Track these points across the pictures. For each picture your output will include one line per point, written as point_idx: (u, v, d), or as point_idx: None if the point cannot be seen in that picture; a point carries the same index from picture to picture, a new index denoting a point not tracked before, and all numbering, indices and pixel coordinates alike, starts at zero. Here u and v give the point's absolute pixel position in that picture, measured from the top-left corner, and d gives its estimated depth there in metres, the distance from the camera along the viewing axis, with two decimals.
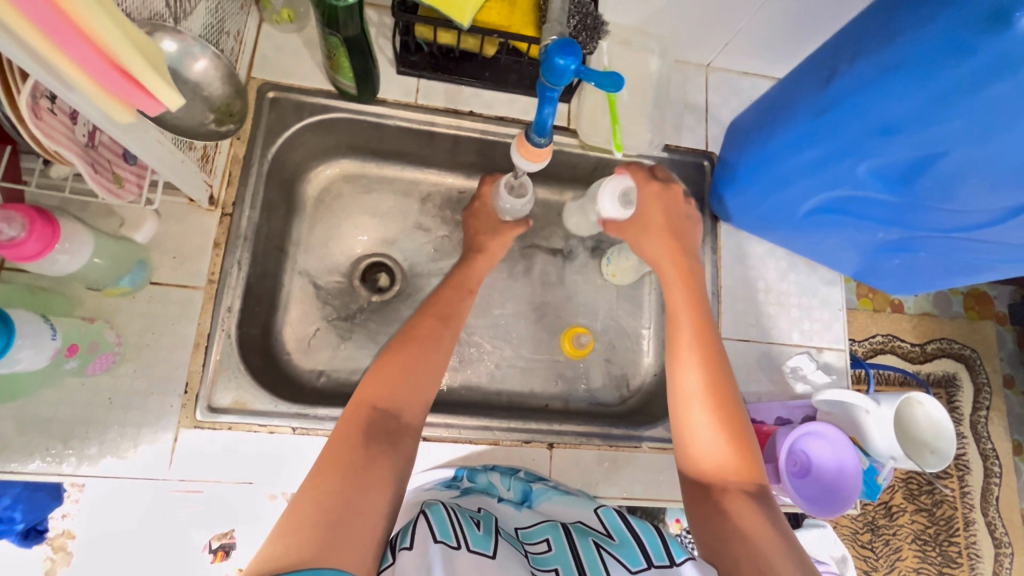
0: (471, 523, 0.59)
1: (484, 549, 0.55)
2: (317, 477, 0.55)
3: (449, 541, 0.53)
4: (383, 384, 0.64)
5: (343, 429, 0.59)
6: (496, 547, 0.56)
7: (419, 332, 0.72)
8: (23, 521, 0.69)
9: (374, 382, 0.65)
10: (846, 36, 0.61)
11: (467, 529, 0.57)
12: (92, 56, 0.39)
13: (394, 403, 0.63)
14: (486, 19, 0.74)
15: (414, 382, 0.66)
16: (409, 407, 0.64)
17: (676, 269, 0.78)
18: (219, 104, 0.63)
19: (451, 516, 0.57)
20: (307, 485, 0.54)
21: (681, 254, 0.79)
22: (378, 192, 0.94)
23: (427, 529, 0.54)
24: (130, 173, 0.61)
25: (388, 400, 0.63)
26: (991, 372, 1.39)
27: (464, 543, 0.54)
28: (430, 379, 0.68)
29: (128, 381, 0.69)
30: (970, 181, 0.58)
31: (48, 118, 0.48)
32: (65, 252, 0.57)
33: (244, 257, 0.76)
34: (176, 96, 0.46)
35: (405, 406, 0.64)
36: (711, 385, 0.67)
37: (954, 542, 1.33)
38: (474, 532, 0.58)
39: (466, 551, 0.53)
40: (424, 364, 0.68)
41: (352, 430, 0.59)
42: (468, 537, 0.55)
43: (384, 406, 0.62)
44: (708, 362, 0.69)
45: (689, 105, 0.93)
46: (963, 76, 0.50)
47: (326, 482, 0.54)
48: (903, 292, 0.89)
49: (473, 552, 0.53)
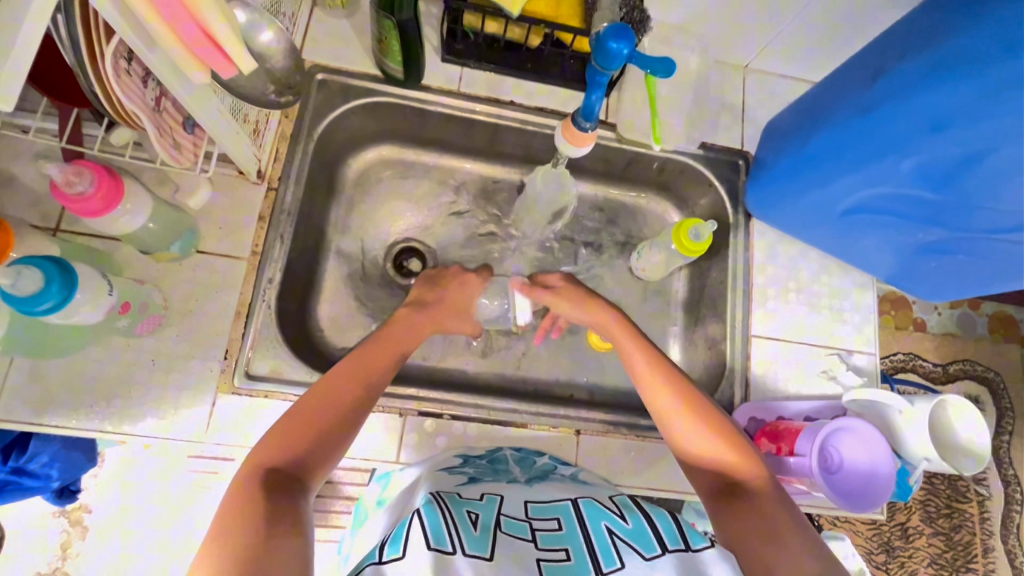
0: (468, 522, 0.54)
1: (480, 552, 0.50)
2: (222, 535, 0.48)
3: (442, 547, 0.49)
4: (283, 439, 0.59)
5: (239, 490, 0.53)
6: (494, 547, 0.51)
7: (340, 371, 0.67)
8: (56, 478, 0.77)
9: (272, 439, 0.59)
10: (897, 37, 0.63)
11: (462, 529, 0.52)
12: (179, 11, 0.42)
13: (297, 454, 0.58)
14: (535, 9, 0.76)
15: (326, 424, 0.62)
16: (318, 457, 0.59)
17: (636, 342, 0.75)
18: (279, 76, 0.64)
19: (446, 516, 0.53)
20: (204, 550, 0.48)
21: (627, 324, 0.78)
22: (414, 178, 0.96)
23: (420, 535, 0.49)
24: (189, 141, 0.64)
25: (290, 453, 0.58)
26: (1015, 397, 1.36)
27: (459, 548, 0.49)
28: (357, 412, 0.64)
29: (171, 345, 0.71)
30: (1016, 182, 0.58)
31: (126, 80, 0.51)
32: (125, 212, 0.60)
33: (286, 232, 0.78)
34: (249, 59, 0.49)
35: (318, 449, 0.60)
36: (690, 406, 0.67)
37: (972, 568, 1.30)
38: (470, 532, 0.53)
39: (461, 557, 0.48)
40: (342, 396, 0.64)
41: (250, 489, 0.53)
42: (463, 540, 0.51)
43: (288, 461, 0.57)
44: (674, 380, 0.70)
45: (726, 105, 0.93)
46: (1013, 73, 0.51)
47: (229, 541, 0.48)
48: (936, 297, 0.90)
49: (469, 556, 0.49)
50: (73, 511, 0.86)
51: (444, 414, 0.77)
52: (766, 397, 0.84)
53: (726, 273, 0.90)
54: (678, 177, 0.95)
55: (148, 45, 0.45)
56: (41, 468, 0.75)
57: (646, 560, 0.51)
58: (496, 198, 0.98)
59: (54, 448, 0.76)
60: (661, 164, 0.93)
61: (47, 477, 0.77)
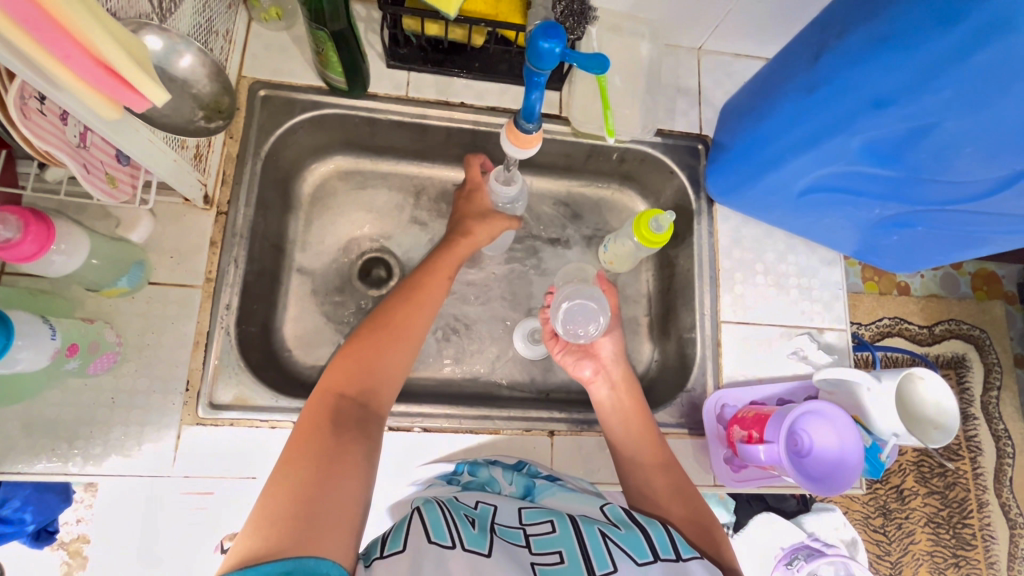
0: (466, 521, 0.59)
1: (480, 548, 0.55)
2: (289, 463, 0.55)
3: (442, 541, 0.54)
4: (351, 372, 0.65)
5: (310, 417, 0.60)
6: (492, 544, 0.56)
7: (381, 317, 0.71)
8: (31, 521, 0.71)
9: (336, 373, 0.65)
10: (836, 11, 0.60)
11: (462, 528, 0.57)
12: (73, 52, 0.40)
13: (362, 390, 0.64)
14: (472, 8, 0.73)
15: (383, 365, 0.67)
16: (378, 396, 0.65)
17: (619, 371, 0.80)
18: (208, 101, 0.66)
19: (446, 515, 0.58)
20: (280, 471, 0.55)
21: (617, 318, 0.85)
22: (373, 188, 0.94)
23: (421, 530, 0.55)
24: (123, 174, 0.62)
25: (355, 388, 0.64)
26: (1002, 352, 1.34)
27: (458, 543, 0.54)
28: (405, 354, 0.70)
29: (129, 380, 0.70)
30: (965, 151, 0.58)
31: (37, 119, 0.49)
32: (60, 253, 0.59)
33: (240, 255, 0.77)
34: (161, 92, 0.47)
35: (379, 387, 0.66)
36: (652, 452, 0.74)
37: (968, 524, 1.29)
38: (469, 531, 0.58)
39: (459, 551, 0.53)
40: (388, 337, 0.69)
41: (318, 423, 0.59)
42: (462, 536, 0.56)
43: (352, 395, 0.63)
44: (648, 432, 0.75)
45: (682, 89, 0.92)
46: (950, 44, 0.50)
47: (295, 470, 0.54)
48: (905, 268, 0.89)
49: (467, 551, 0.54)
50: (72, 543, 0.75)
51: (413, 426, 0.77)
52: (736, 382, 0.84)
53: (692, 260, 0.89)
54: (638, 166, 0.94)
55: (52, 86, 0.43)
56: (13, 514, 0.69)
57: (638, 566, 0.55)
58: (447, 215, 0.95)
59: (25, 492, 0.70)
60: (620, 156, 0.92)
61: (21, 521, 0.71)
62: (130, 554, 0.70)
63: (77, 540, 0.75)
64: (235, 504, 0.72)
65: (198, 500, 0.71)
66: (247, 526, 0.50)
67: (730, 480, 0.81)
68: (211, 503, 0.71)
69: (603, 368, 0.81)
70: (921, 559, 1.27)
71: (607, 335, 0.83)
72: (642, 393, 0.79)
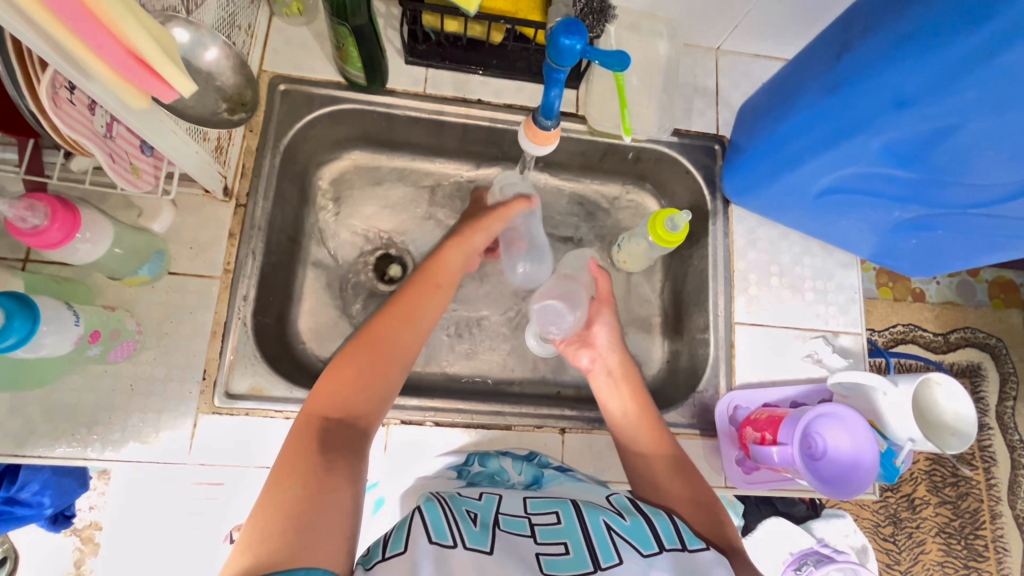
0: (467, 519, 0.58)
1: (481, 545, 0.54)
2: (289, 470, 0.56)
3: (443, 541, 0.53)
4: (361, 375, 0.66)
5: (315, 420, 0.61)
6: (494, 542, 0.55)
7: (389, 320, 0.72)
8: (49, 505, 0.72)
9: (345, 372, 0.66)
10: (860, 9, 0.59)
11: (462, 526, 0.57)
12: (107, 43, 0.41)
13: (368, 393, 0.65)
14: (493, 5, 0.74)
15: (389, 368, 0.68)
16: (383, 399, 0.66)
17: (617, 359, 0.80)
18: (231, 93, 0.67)
19: (445, 513, 0.58)
20: (282, 474, 0.56)
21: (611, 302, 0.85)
22: (388, 184, 0.95)
23: (421, 530, 0.54)
24: (147, 165, 0.63)
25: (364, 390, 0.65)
26: (1019, 361, 1.31)
27: (459, 542, 0.54)
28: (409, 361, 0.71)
29: (148, 367, 0.71)
30: (986, 153, 0.58)
31: (69, 109, 0.50)
32: (85, 241, 0.61)
33: (258, 247, 0.78)
34: (189, 84, 0.47)
35: (379, 396, 0.66)
36: (652, 435, 0.73)
37: (980, 535, 1.27)
38: (470, 528, 0.57)
39: (460, 551, 0.53)
40: (396, 341, 0.71)
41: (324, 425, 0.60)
42: (463, 535, 0.55)
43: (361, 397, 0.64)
44: (648, 414, 0.75)
45: (700, 89, 0.92)
46: (975, 45, 0.49)
47: (292, 480, 0.55)
48: (922, 273, 0.89)
49: (468, 549, 0.53)
50: (85, 530, 0.77)
51: (426, 420, 0.77)
52: (749, 385, 0.84)
53: (707, 261, 0.89)
54: (654, 166, 0.94)
55: (83, 75, 0.44)
56: (32, 497, 0.71)
57: (643, 557, 0.55)
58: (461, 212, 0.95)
59: (43, 475, 0.71)
60: (636, 155, 0.92)
61: (39, 504, 0.72)
62: (143, 540, 0.72)
63: (89, 527, 0.77)
64: (245, 495, 0.73)
65: (210, 489, 0.72)
66: (238, 541, 0.51)
67: (740, 482, 0.80)
68: (223, 492, 0.72)
69: (599, 356, 0.81)
70: (932, 570, 1.25)
71: (603, 323, 0.83)
72: (640, 378, 0.80)
